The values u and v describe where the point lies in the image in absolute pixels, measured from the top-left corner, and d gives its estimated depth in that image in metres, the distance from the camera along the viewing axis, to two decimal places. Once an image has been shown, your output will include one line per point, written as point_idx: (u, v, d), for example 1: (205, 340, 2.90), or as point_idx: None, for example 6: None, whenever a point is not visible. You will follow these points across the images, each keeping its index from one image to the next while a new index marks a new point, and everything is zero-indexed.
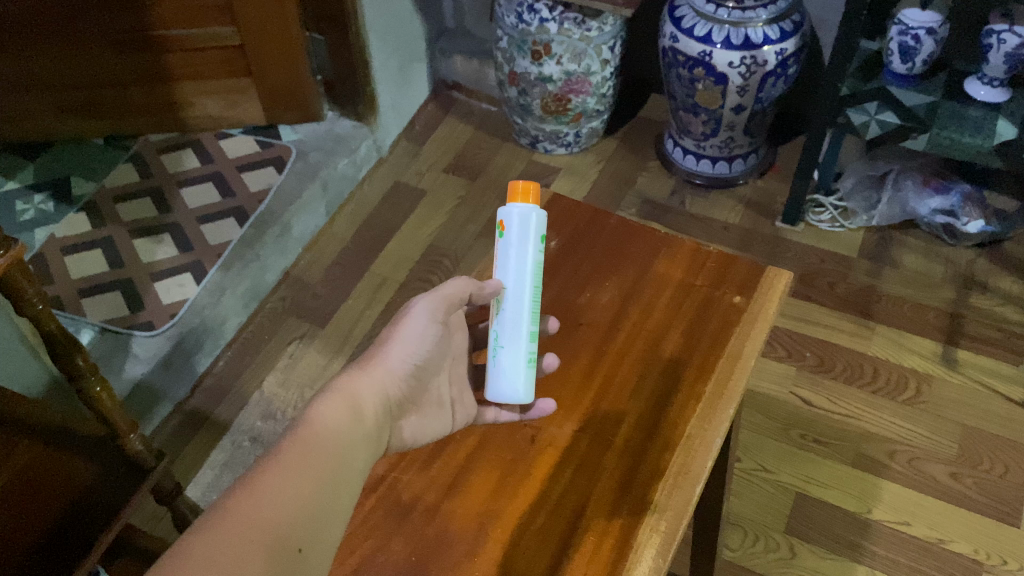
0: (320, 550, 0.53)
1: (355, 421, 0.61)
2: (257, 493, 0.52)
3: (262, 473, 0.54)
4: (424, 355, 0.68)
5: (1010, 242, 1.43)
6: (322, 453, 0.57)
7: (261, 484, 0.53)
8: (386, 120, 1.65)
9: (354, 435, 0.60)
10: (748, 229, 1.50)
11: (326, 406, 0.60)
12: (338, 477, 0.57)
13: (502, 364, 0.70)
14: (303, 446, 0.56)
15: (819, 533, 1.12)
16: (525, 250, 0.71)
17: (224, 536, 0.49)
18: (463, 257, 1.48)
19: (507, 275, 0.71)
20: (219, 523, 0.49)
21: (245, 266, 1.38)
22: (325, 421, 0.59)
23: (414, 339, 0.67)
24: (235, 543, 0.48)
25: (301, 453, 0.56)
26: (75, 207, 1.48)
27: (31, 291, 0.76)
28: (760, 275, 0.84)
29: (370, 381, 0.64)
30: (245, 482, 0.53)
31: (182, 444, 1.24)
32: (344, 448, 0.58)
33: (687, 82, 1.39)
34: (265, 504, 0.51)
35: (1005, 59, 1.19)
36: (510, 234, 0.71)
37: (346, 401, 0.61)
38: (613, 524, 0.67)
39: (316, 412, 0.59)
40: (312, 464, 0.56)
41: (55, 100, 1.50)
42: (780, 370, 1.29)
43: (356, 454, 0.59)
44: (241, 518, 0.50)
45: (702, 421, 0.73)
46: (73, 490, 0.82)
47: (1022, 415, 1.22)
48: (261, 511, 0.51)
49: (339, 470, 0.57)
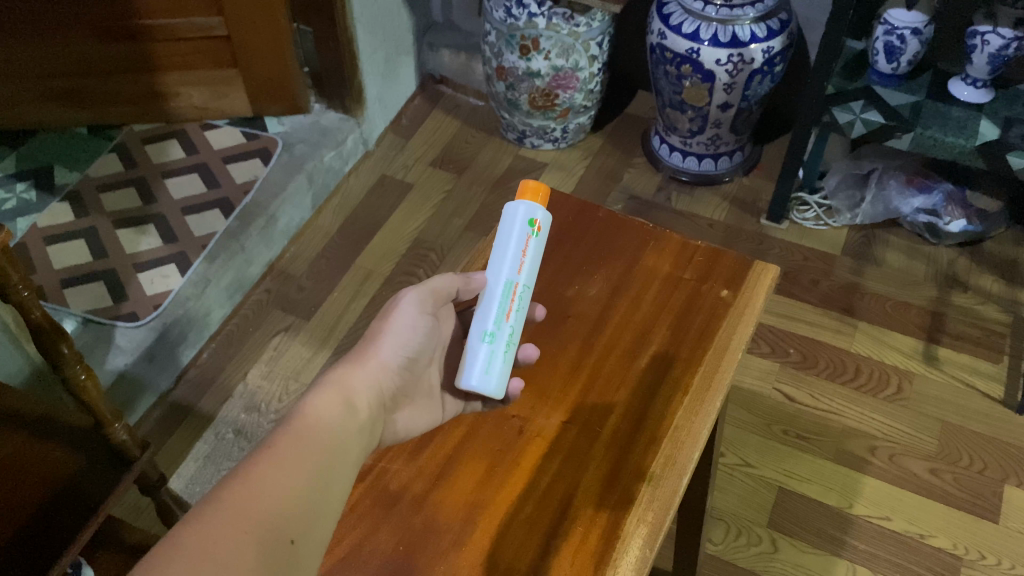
0: (313, 542, 0.52)
1: (348, 413, 0.61)
2: (250, 484, 0.52)
3: (255, 464, 0.53)
4: (415, 347, 0.68)
5: (990, 241, 1.45)
6: (315, 444, 0.57)
7: (254, 474, 0.53)
8: (373, 112, 1.64)
9: (348, 428, 0.60)
10: (732, 226, 1.51)
11: (319, 399, 0.60)
12: (331, 470, 0.56)
13: (498, 361, 0.68)
14: (295, 438, 0.56)
15: (800, 527, 1.13)
16: (542, 254, 0.72)
17: (219, 525, 0.48)
18: (449, 251, 1.48)
19: (527, 276, 0.70)
20: (212, 512, 0.49)
21: (230, 257, 1.37)
22: (318, 414, 0.59)
23: (404, 331, 0.67)
24: (229, 532, 0.48)
25: (294, 444, 0.56)
26: (57, 196, 1.46)
27: (16, 280, 0.75)
28: (748, 269, 0.84)
29: (364, 374, 0.64)
30: (238, 472, 0.53)
31: (165, 435, 1.23)
32: (337, 442, 0.58)
33: (674, 78, 1.39)
34: (258, 495, 0.51)
35: (989, 60, 1.21)
36: (540, 236, 0.72)
37: (339, 392, 0.62)
38: (600, 515, 0.67)
39: (309, 405, 0.59)
40: (305, 455, 0.56)
41: (35, 88, 1.48)
42: (763, 366, 1.30)
43: (349, 445, 0.59)
44: (234, 509, 0.50)
45: (690, 413, 0.73)
46: (58, 482, 0.81)
47: (1000, 411, 1.24)
48: (255, 501, 0.51)
49: (332, 464, 0.57)
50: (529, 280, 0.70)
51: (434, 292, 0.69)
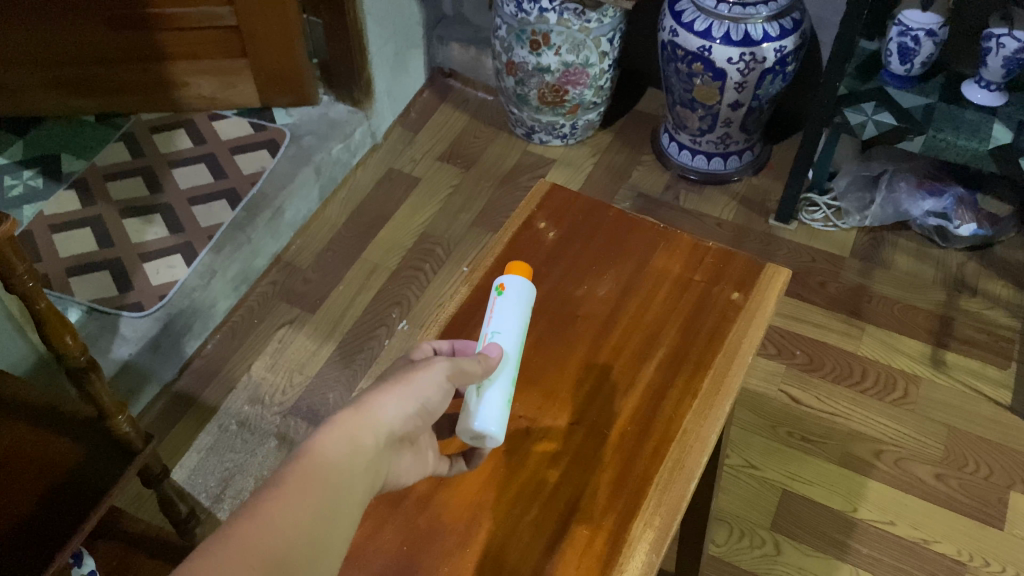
0: None
1: (359, 455, 0.57)
2: (261, 519, 0.50)
3: (264, 500, 0.51)
4: (433, 404, 0.63)
5: (1001, 246, 1.44)
6: (324, 482, 0.54)
7: (265, 509, 0.51)
8: (381, 106, 1.63)
9: (357, 464, 0.56)
10: (740, 225, 1.50)
11: (329, 434, 0.56)
12: (341, 510, 0.54)
13: (494, 405, 0.67)
14: (306, 476, 0.53)
15: (805, 531, 1.12)
16: (521, 310, 0.74)
17: (225, 562, 0.47)
18: (456, 246, 1.47)
19: (500, 324, 0.72)
20: (218, 549, 0.48)
21: (236, 249, 1.36)
22: (328, 449, 0.55)
23: (426, 390, 0.62)
24: (236, 572, 0.47)
25: (305, 480, 0.53)
26: (63, 184, 1.46)
27: (21, 269, 0.74)
28: (759, 272, 0.84)
29: (377, 417, 0.59)
30: (248, 507, 0.51)
31: (169, 426, 1.23)
32: (346, 480, 0.55)
33: (685, 76, 1.38)
34: (268, 533, 0.50)
35: (1004, 63, 1.20)
36: (510, 294, 0.74)
37: (350, 432, 0.57)
38: (606, 519, 0.67)
39: (320, 441, 0.56)
40: (314, 492, 0.53)
41: (44, 74, 1.47)
42: (768, 367, 1.30)
43: (357, 485, 0.56)
44: (241, 547, 0.48)
45: (699, 417, 0.73)
46: (62, 471, 0.81)
47: (1008, 417, 1.23)
48: (261, 541, 0.49)
49: (340, 503, 0.54)
50: (498, 326, 0.72)
51: (462, 372, 0.65)
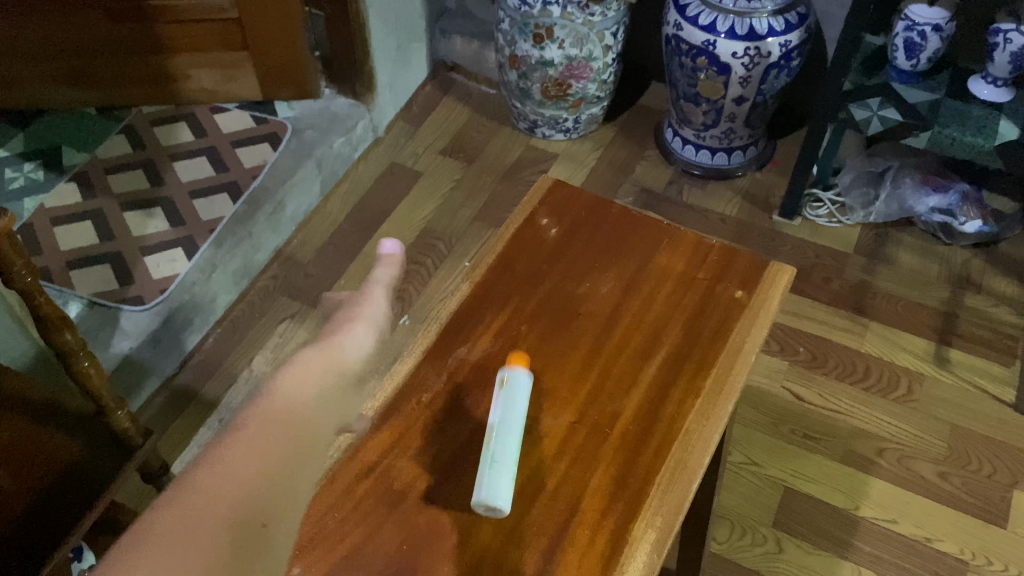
0: (286, 526, 0.49)
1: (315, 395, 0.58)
2: (220, 467, 0.49)
3: (224, 448, 0.51)
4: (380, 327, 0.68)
5: (1006, 243, 1.43)
6: (283, 426, 0.54)
7: (225, 457, 0.50)
8: (384, 99, 1.62)
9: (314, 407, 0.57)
10: (744, 221, 1.49)
11: (285, 382, 0.58)
12: (305, 452, 0.53)
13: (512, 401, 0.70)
14: (265, 422, 0.54)
15: (808, 529, 1.12)
16: None
17: (184, 510, 0.46)
18: (457, 241, 1.47)
19: None
20: (179, 498, 0.47)
21: (237, 244, 1.36)
22: (284, 389, 0.57)
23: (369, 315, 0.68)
24: (194, 517, 0.46)
25: (264, 425, 0.53)
26: (64, 177, 1.45)
27: (19, 266, 0.73)
28: (762, 271, 0.83)
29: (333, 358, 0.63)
30: (207, 458, 0.50)
31: (169, 420, 1.23)
32: (305, 420, 0.55)
33: (689, 71, 1.37)
34: (228, 477, 0.49)
35: (1010, 58, 1.18)
36: None
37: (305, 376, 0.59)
38: (607, 520, 0.66)
39: (277, 388, 0.57)
40: (275, 438, 0.53)
41: (44, 66, 1.47)
42: (771, 364, 1.29)
43: (319, 423, 0.56)
44: (202, 494, 0.47)
45: (702, 416, 0.72)
46: (60, 467, 0.81)
47: (1012, 416, 1.22)
48: (221, 485, 0.48)
49: (302, 444, 0.54)
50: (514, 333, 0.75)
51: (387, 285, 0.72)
